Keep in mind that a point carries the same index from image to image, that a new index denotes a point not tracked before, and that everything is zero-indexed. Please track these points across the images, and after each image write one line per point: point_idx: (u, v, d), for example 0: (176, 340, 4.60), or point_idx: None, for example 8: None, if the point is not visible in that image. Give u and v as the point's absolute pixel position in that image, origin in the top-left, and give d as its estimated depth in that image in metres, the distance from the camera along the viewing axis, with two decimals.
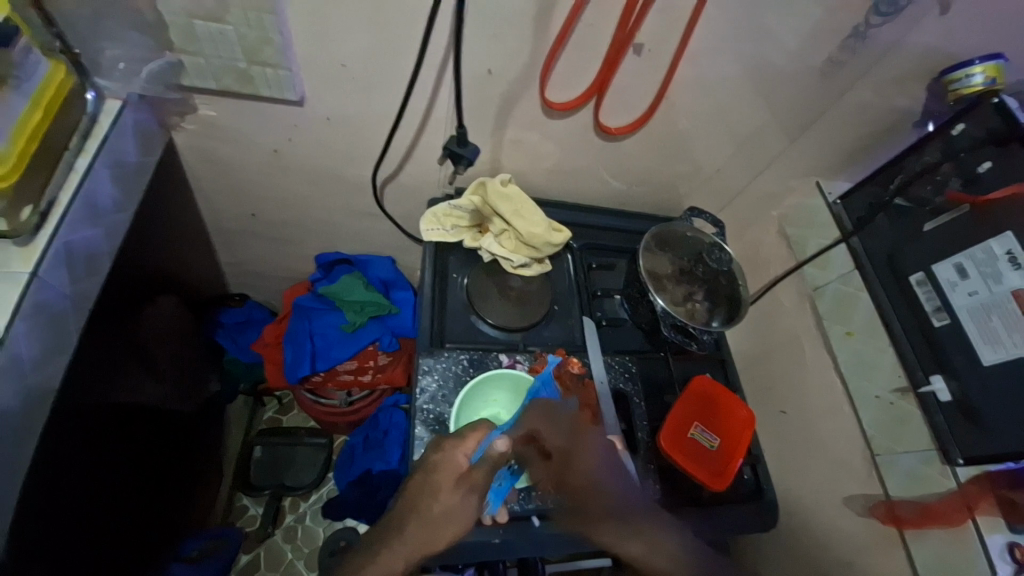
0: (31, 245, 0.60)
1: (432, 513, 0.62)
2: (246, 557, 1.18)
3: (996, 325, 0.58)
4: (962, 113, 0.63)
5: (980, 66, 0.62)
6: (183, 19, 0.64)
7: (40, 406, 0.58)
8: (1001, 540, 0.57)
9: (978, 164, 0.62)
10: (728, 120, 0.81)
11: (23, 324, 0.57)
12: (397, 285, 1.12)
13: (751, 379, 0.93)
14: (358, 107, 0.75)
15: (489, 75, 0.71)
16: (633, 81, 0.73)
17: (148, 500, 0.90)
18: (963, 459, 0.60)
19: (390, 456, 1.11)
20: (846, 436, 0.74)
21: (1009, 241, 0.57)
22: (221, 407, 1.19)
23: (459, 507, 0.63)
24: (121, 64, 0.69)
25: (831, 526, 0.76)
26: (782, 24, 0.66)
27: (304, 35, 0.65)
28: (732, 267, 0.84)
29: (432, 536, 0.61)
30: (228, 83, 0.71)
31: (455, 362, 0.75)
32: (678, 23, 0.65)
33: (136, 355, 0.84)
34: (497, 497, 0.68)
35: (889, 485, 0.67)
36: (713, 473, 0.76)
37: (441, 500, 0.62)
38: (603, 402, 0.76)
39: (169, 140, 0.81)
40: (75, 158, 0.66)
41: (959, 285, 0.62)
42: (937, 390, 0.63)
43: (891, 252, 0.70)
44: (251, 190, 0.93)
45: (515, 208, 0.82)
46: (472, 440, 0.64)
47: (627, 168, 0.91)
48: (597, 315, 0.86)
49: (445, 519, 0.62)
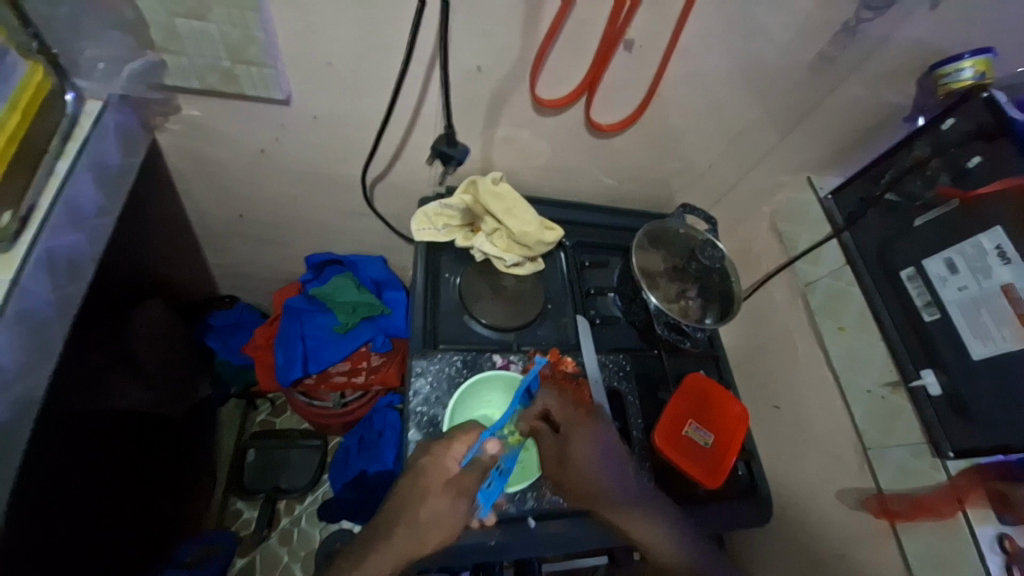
0: (11, 252, 0.59)
1: (418, 518, 0.61)
2: (240, 561, 1.17)
3: (986, 320, 0.58)
4: (952, 108, 0.64)
5: (970, 60, 0.62)
6: (164, 17, 0.62)
7: (25, 414, 0.57)
8: (991, 531, 0.57)
9: (967, 159, 0.62)
10: (719, 116, 0.81)
11: (5, 333, 0.55)
12: (389, 285, 1.12)
13: (744, 374, 0.93)
14: (345, 106, 0.74)
15: (478, 72, 0.70)
16: (623, 78, 0.73)
17: (141, 505, 0.88)
18: (953, 452, 0.61)
19: (385, 456, 1.10)
20: (839, 431, 0.74)
21: (999, 236, 0.58)
22: (211, 411, 1.17)
23: (448, 510, 0.62)
24: (101, 64, 0.67)
25: (825, 519, 0.76)
26: (771, 20, 0.66)
27: (289, 33, 0.64)
28: (724, 264, 0.83)
29: (419, 541, 0.60)
30: (212, 82, 0.70)
31: (448, 363, 0.74)
32: (668, 19, 0.65)
33: (124, 359, 0.83)
34: (485, 500, 0.67)
35: (881, 479, 0.68)
36: (708, 471, 0.76)
37: (429, 503, 0.62)
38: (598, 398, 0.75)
39: (152, 141, 0.79)
40: (56, 161, 0.64)
41: (950, 280, 0.62)
42: (927, 384, 0.63)
43: (881, 248, 0.71)
44: (238, 191, 0.92)
45: (507, 207, 0.82)
46: (461, 443, 0.66)
47: (619, 165, 0.91)
48: (591, 313, 0.86)
49: (433, 524, 0.61)
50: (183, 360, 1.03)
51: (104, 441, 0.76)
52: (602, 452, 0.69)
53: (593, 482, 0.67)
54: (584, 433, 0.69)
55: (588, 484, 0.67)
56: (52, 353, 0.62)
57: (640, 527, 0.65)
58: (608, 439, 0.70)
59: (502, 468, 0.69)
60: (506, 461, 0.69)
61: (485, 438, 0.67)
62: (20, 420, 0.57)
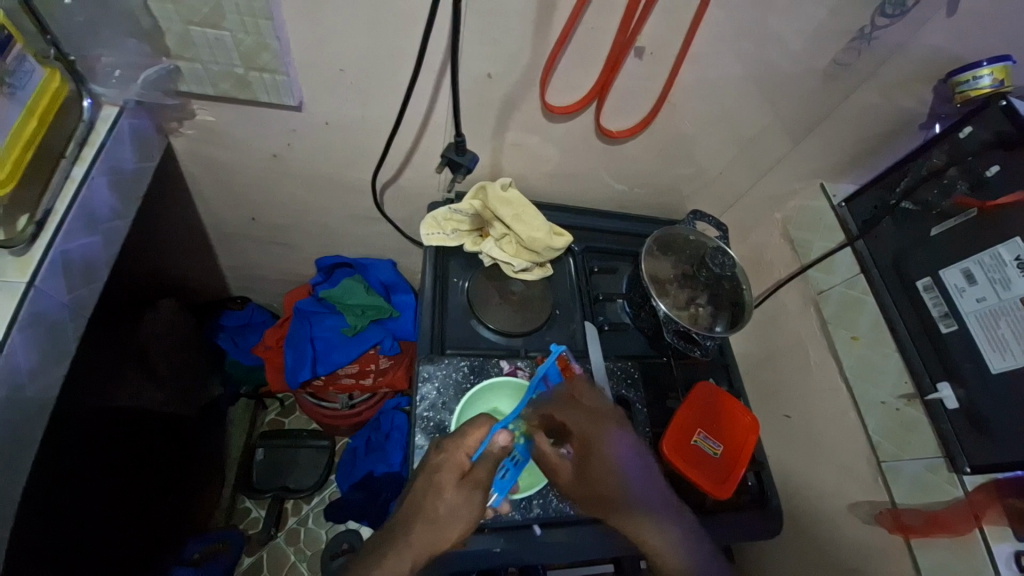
0: (27, 256, 0.59)
1: (436, 513, 0.59)
2: (248, 560, 1.18)
3: (1005, 333, 0.56)
4: (968, 116, 0.62)
5: (987, 68, 0.61)
6: (179, 25, 0.63)
7: (40, 413, 0.59)
8: (1008, 549, 0.56)
9: (986, 167, 0.61)
10: (732, 122, 0.80)
11: (20, 334, 0.56)
12: (397, 288, 1.13)
13: (753, 383, 0.92)
14: (355, 111, 0.74)
15: (488, 79, 0.70)
16: (634, 84, 0.72)
17: (147, 506, 0.88)
18: (970, 467, 0.59)
19: (392, 458, 1.12)
20: (852, 442, 0.73)
21: (1018, 247, 0.56)
22: (222, 410, 1.18)
23: (462, 505, 0.60)
24: (116, 71, 0.68)
25: (835, 530, 0.75)
26: (785, 27, 0.65)
27: (300, 40, 0.64)
28: (736, 271, 0.82)
29: (440, 537, 0.59)
30: (225, 89, 0.71)
31: (455, 369, 0.73)
32: (681, 25, 0.64)
33: (136, 360, 0.84)
34: (499, 490, 0.67)
35: (896, 493, 0.66)
36: (716, 481, 0.75)
37: (446, 499, 0.59)
38: (580, 391, 0.69)
39: (167, 145, 0.80)
40: (72, 166, 0.65)
41: (967, 291, 0.61)
42: (944, 398, 0.62)
43: (897, 255, 0.69)
44: (250, 195, 0.92)
45: (516, 212, 0.81)
46: (473, 438, 0.62)
47: (629, 171, 0.90)
48: (599, 320, 0.86)
49: (451, 519, 0.59)
50: (196, 360, 1.03)
51: (117, 444, 0.77)
52: (625, 454, 0.64)
53: (615, 483, 0.63)
54: (606, 435, 0.65)
55: (611, 489, 0.63)
56: (65, 355, 0.62)
57: (654, 534, 0.59)
58: (626, 440, 0.65)
59: (517, 458, 0.68)
60: (519, 451, 0.67)
61: (496, 429, 0.63)
62: (32, 422, 0.57)
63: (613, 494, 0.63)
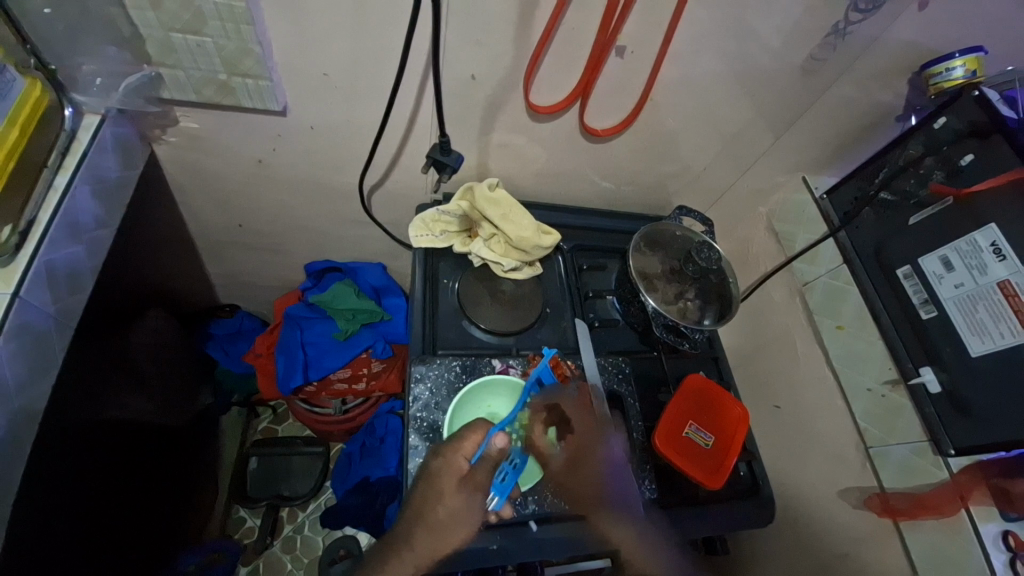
0: (11, 267, 0.58)
1: None
2: (245, 570, 1.17)
3: (983, 316, 0.58)
4: (944, 106, 0.63)
5: (960, 59, 0.62)
6: (160, 32, 0.63)
7: (27, 425, 0.58)
8: (995, 528, 0.57)
9: (961, 156, 0.62)
10: (714, 118, 0.82)
11: (5, 348, 0.55)
12: (388, 291, 1.12)
13: (744, 375, 0.93)
14: (342, 115, 0.75)
15: (473, 80, 0.71)
16: (616, 82, 0.73)
17: (138, 519, 0.87)
18: (954, 450, 0.61)
19: (388, 463, 1.12)
20: (841, 431, 0.74)
21: (994, 233, 0.57)
22: (214, 419, 1.18)
23: None
24: (98, 79, 0.68)
25: (826, 517, 0.76)
26: (763, 24, 0.67)
27: (283, 46, 0.64)
28: (721, 265, 0.84)
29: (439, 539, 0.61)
30: (209, 95, 0.71)
31: (447, 369, 0.73)
32: (661, 22, 0.65)
33: (127, 369, 0.84)
34: (500, 493, 0.66)
35: (884, 477, 0.68)
36: (710, 472, 0.76)
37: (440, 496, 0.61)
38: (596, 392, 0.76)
39: (151, 152, 0.80)
40: (54, 175, 0.65)
41: (945, 277, 0.62)
42: (926, 381, 0.63)
43: (878, 245, 0.71)
44: (236, 202, 0.92)
45: (503, 212, 0.82)
46: (470, 441, 0.66)
47: (615, 169, 0.91)
48: (589, 317, 0.87)
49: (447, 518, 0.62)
50: (183, 370, 1.03)
51: (111, 453, 0.78)
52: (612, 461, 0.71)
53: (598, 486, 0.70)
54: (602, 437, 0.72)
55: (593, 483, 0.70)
56: (50, 365, 0.62)
57: (618, 529, 0.67)
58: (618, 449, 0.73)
59: (514, 460, 0.68)
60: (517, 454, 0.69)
61: (492, 433, 0.67)
62: (19, 433, 0.57)
63: (594, 494, 0.69)
